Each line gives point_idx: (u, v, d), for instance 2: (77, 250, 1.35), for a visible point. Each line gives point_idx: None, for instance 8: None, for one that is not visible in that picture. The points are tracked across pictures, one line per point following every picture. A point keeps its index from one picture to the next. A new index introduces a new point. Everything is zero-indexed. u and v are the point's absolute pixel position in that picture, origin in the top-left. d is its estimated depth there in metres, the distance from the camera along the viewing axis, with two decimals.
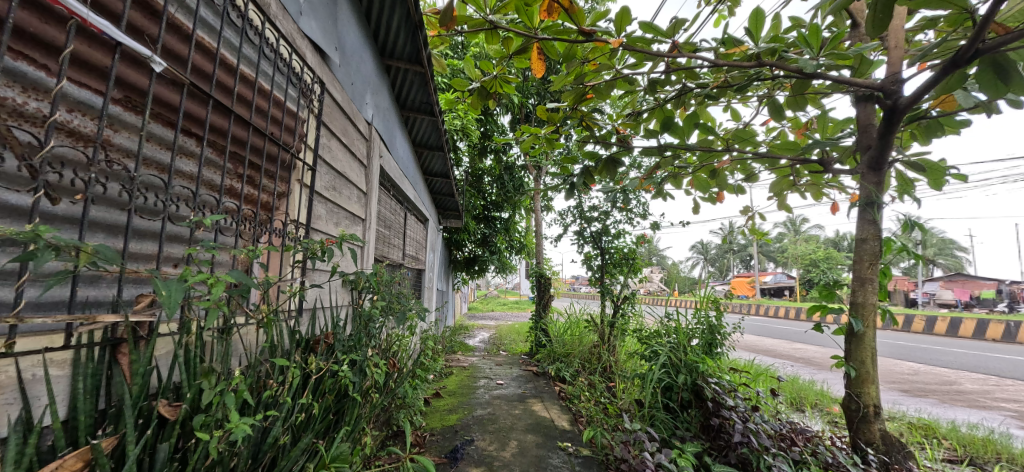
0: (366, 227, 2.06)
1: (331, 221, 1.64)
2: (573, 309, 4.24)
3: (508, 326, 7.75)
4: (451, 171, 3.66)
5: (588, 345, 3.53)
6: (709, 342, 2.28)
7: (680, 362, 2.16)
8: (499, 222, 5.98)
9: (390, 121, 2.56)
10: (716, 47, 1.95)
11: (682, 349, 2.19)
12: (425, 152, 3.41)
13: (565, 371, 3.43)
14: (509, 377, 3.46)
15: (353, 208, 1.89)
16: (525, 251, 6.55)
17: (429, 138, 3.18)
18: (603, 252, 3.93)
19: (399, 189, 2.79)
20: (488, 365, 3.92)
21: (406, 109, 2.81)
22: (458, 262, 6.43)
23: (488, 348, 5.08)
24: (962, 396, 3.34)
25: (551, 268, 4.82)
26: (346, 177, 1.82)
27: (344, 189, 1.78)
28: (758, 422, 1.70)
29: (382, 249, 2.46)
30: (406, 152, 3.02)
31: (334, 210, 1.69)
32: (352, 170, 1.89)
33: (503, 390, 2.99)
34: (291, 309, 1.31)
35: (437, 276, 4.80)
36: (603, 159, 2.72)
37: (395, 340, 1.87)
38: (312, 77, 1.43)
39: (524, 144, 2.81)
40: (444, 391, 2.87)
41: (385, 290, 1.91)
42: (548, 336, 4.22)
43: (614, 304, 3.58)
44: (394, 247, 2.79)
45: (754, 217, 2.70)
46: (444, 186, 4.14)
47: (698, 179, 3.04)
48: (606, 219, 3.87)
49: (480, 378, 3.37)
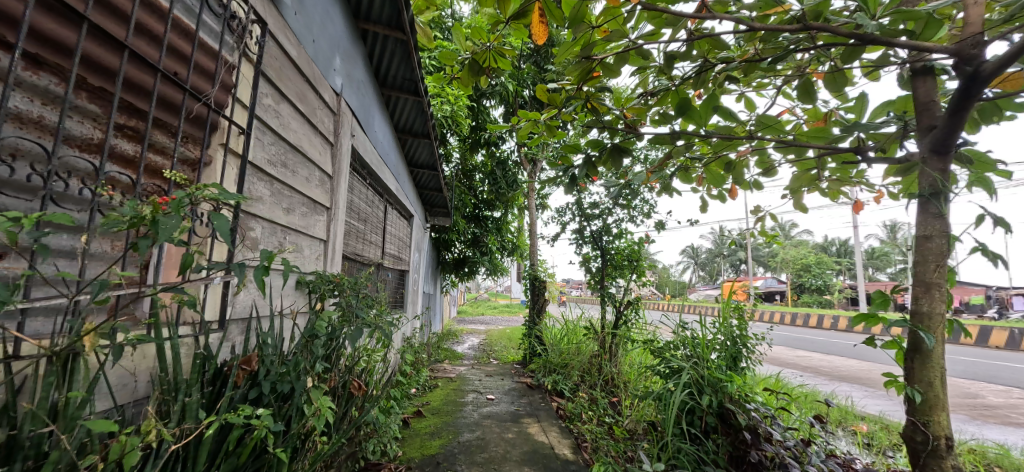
0: (332, 217, 1.70)
1: (277, 205, 1.28)
2: (571, 314, 3.91)
3: (499, 332, 7.41)
4: (438, 162, 3.30)
5: (587, 355, 3.22)
6: (733, 356, 1.97)
7: (703, 380, 1.84)
8: (490, 222, 5.66)
9: (367, 97, 2.19)
10: (750, 8, 1.64)
11: (704, 365, 1.88)
12: (409, 140, 3.04)
13: (563, 384, 3.11)
14: (501, 390, 3.11)
15: (313, 192, 1.54)
16: (517, 252, 6.20)
17: (413, 123, 2.81)
18: (603, 252, 3.60)
19: (378, 178, 2.42)
20: (477, 376, 3.57)
21: (386, 87, 2.46)
22: (447, 264, 6.08)
23: (477, 355, 4.73)
24: (992, 412, 3.10)
25: (547, 270, 4.49)
26: (303, 154, 1.46)
27: (299, 167, 1.43)
28: (811, 460, 1.39)
29: (355, 245, 2.11)
30: (386, 137, 2.66)
31: (284, 192, 1.33)
32: (312, 147, 1.54)
33: (495, 407, 2.64)
34: (208, 321, 0.97)
35: (422, 278, 4.44)
36: (608, 147, 2.43)
37: (362, 357, 1.52)
38: (245, 10, 1.06)
39: (520, 131, 2.47)
40: (427, 409, 2.51)
41: (352, 295, 1.56)
42: (543, 344, 3.88)
43: (617, 310, 3.26)
44: (371, 245, 2.43)
45: (765, 218, 2.23)
46: (431, 181, 3.78)
47: (712, 172, 2.75)
48: (608, 217, 3.55)
49: (469, 392, 3.01)
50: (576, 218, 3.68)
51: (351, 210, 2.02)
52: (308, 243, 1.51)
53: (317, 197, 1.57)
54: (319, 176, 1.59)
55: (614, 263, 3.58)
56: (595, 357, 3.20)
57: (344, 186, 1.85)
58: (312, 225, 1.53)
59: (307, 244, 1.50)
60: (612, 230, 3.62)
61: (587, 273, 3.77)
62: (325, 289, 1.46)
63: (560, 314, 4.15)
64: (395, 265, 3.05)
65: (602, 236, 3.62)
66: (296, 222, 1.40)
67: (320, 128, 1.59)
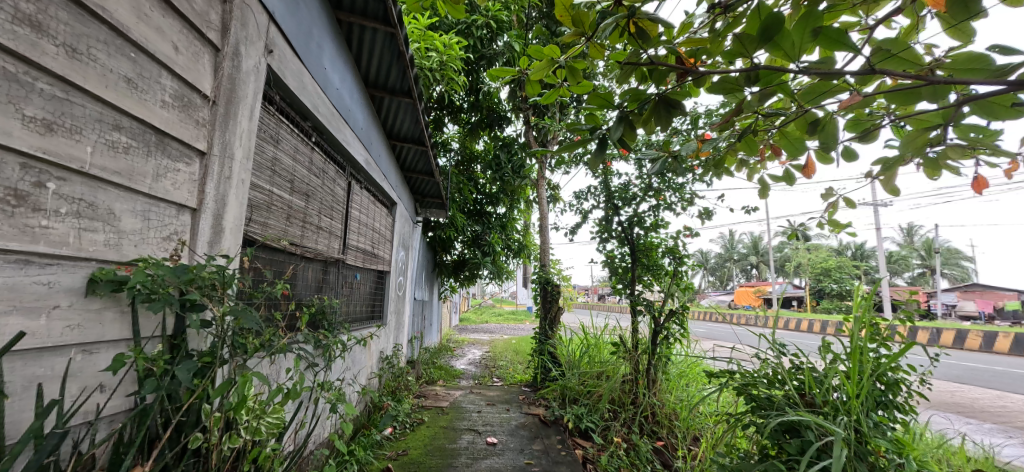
0: (214, 172, 0.98)
1: (7, 107, 0.58)
2: (592, 324, 3.17)
3: (504, 343, 6.53)
4: (425, 133, 2.57)
5: (618, 380, 2.46)
6: (881, 404, 1.23)
7: (856, 452, 1.10)
8: (493, 218, 4.96)
9: (308, 13, 1.48)
10: None
11: (850, 424, 1.15)
12: (386, 100, 2.31)
13: (585, 419, 2.35)
14: (505, 427, 2.36)
15: (156, 115, 0.83)
16: (523, 253, 5.48)
17: (388, 73, 2.09)
18: (632, 248, 2.82)
19: (333, 137, 1.70)
20: (476, 404, 2.83)
21: (343, 11, 1.73)
22: (445, 267, 5.30)
23: (478, 374, 3.98)
24: None
25: (560, 272, 3.72)
26: (119, 32, 0.75)
27: (98, 50, 0.71)
28: None
29: (288, 227, 1.39)
30: (349, 86, 1.93)
31: (32, 88, 0.62)
32: (155, 32, 0.83)
33: (496, 461, 1.88)
34: None
35: (412, 282, 3.70)
36: (653, 97, 1.72)
37: (240, 423, 0.80)
38: None
39: (534, 73, 1.71)
40: (400, 467, 1.76)
41: (221, 307, 0.84)
42: (558, 364, 3.15)
43: (654, 322, 2.49)
44: (323, 233, 1.71)
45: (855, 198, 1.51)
46: (418, 161, 3.05)
47: (792, 135, 2.01)
48: (640, 203, 2.79)
49: (465, 431, 2.25)
50: (600, 205, 2.92)
51: (275, 172, 1.31)
52: (142, 210, 0.80)
53: (169, 126, 0.86)
54: (178, 91, 0.89)
55: (645, 262, 2.83)
56: (628, 384, 2.46)
57: (254, 128, 1.14)
58: (151, 176, 0.81)
59: (136, 209, 0.79)
60: (645, 220, 2.83)
61: (611, 275, 3.02)
62: (156, 298, 0.74)
63: (577, 325, 3.39)
64: (367, 264, 2.33)
65: (632, 229, 2.85)
66: (89, 158, 0.70)
67: (177, 5, 0.88)
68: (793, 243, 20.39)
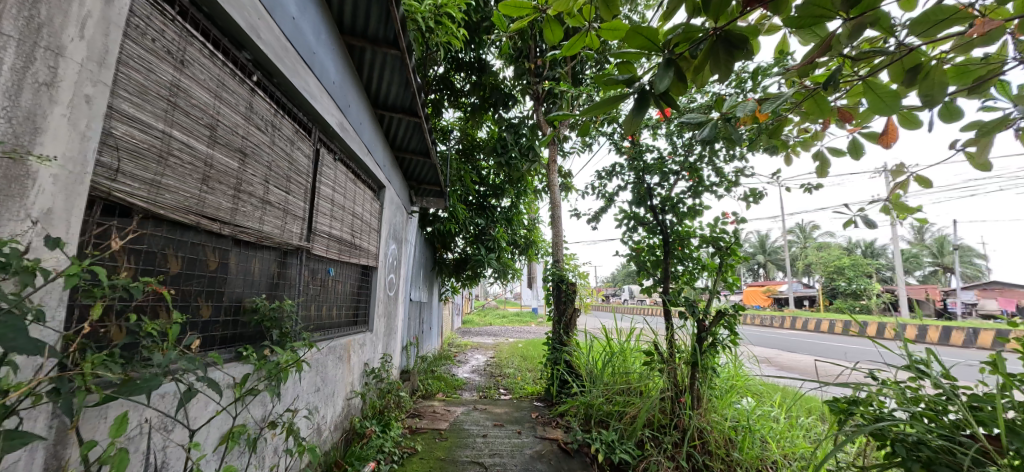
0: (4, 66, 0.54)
1: None
2: (614, 328, 2.72)
3: (510, 348, 6.06)
4: (418, 100, 2.12)
5: (655, 399, 1.99)
6: None
7: None
8: (497, 212, 4.52)
9: None
10: None
11: None
12: (366, 52, 1.86)
13: (617, 449, 1.89)
14: (518, 458, 1.91)
15: None
16: (530, 250, 5.04)
17: (366, 12, 1.64)
18: (665, 238, 2.36)
19: (286, 81, 1.25)
20: (481, 425, 2.38)
21: None
22: (446, 265, 4.85)
23: (483, 385, 3.52)
24: None
25: (575, 269, 3.27)
26: None
27: None
28: None
29: (206, 195, 0.95)
30: (313, 22, 1.48)
31: None
32: None
33: None
34: None
35: (407, 280, 3.23)
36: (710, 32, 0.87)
37: None
38: None
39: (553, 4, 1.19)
40: None
41: None
42: (575, 375, 2.70)
43: (698, 327, 2.02)
44: (273, 208, 1.25)
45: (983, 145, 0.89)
46: (411, 138, 2.61)
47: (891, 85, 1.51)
48: (675, 184, 2.33)
49: (468, 466, 1.79)
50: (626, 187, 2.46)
51: (179, 109, 0.87)
52: None
53: None
54: None
55: (680, 255, 2.38)
56: (666, 403, 2.00)
57: (121, 20, 0.70)
58: None
59: None
60: (681, 205, 2.36)
61: (637, 272, 2.56)
62: None
63: (598, 330, 2.94)
64: (345, 256, 1.88)
65: (664, 215, 2.39)
66: None
67: None
68: (804, 241, 19.87)
